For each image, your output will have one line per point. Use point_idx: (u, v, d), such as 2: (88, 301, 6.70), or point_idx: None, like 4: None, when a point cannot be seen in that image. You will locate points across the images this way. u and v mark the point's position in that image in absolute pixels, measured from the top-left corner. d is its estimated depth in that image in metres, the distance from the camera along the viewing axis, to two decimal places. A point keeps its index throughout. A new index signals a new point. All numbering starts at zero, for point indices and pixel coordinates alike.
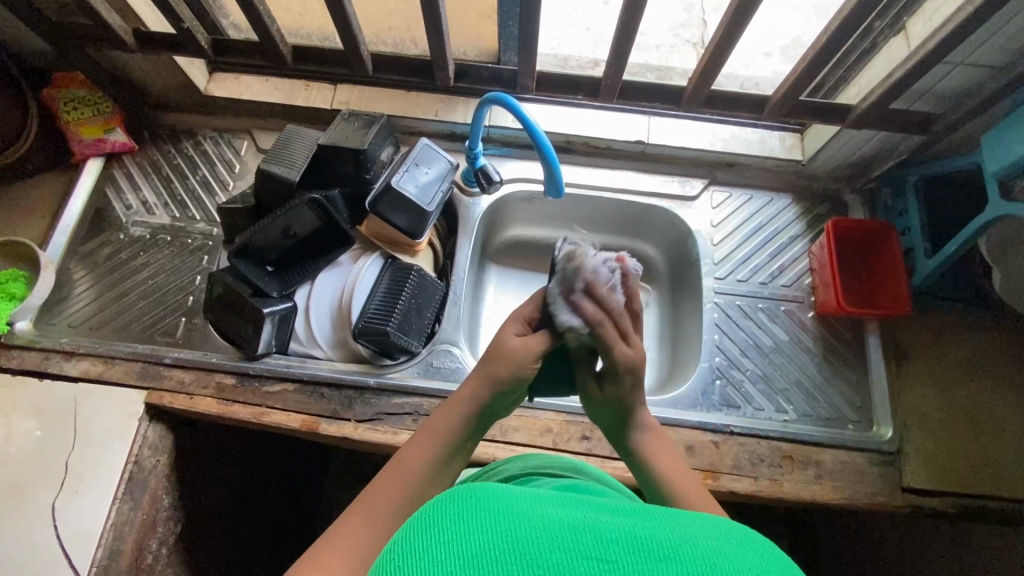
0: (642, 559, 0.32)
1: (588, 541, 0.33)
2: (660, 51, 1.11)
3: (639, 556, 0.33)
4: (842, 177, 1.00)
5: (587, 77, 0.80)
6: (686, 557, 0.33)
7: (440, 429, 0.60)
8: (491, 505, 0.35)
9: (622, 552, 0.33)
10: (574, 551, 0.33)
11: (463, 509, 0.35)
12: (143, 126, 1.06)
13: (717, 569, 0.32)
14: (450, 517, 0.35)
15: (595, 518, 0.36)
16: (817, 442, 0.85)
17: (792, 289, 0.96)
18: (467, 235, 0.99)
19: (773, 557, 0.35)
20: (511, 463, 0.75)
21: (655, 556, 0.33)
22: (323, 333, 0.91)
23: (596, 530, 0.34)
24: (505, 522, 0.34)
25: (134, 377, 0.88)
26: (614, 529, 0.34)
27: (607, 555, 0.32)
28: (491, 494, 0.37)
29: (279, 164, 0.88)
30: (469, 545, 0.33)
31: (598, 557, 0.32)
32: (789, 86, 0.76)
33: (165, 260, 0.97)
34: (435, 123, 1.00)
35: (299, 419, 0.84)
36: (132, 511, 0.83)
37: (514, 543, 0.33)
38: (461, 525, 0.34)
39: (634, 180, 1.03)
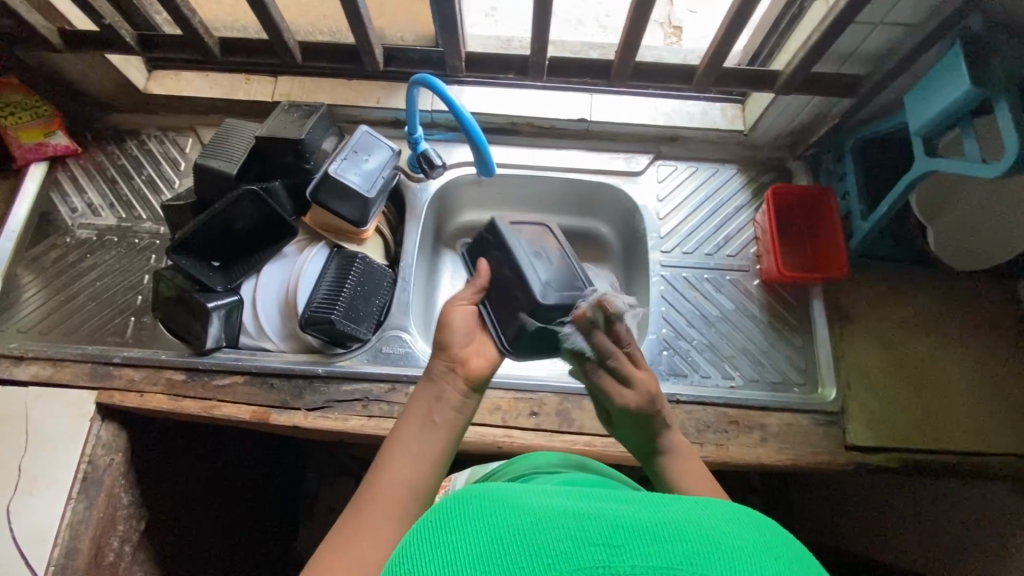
0: (647, 542, 0.33)
1: (593, 527, 0.34)
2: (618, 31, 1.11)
3: (645, 538, 0.34)
4: (784, 145, 1.01)
5: (514, 55, 0.80)
6: (690, 537, 0.34)
7: (419, 412, 0.61)
8: (496, 505, 0.37)
9: (628, 536, 0.34)
10: (581, 538, 0.34)
11: (469, 510, 0.37)
12: (87, 128, 1.06)
13: (722, 547, 0.34)
14: (457, 519, 0.36)
15: (599, 506, 0.37)
16: (762, 407, 0.86)
17: (738, 259, 0.97)
18: (415, 220, 1.00)
19: (778, 538, 0.36)
20: (512, 466, 0.76)
21: (659, 537, 0.34)
22: (272, 324, 0.91)
23: (604, 516, 0.35)
24: (510, 518, 0.35)
25: (84, 378, 0.88)
26: (621, 514, 0.36)
27: (615, 539, 0.34)
28: (497, 494, 0.38)
29: (216, 158, 0.88)
30: (483, 542, 0.34)
31: (604, 542, 0.33)
32: (711, 55, 0.77)
33: (112, 261, 0.97)
34: (377, 110, 1.00)
35: (249, 411, 0.85)
36: (87, 510, 0.83)
37: (523, 535, 0.34)
38: (467, 526, 0.35)
39: (581, 158, 1.03)
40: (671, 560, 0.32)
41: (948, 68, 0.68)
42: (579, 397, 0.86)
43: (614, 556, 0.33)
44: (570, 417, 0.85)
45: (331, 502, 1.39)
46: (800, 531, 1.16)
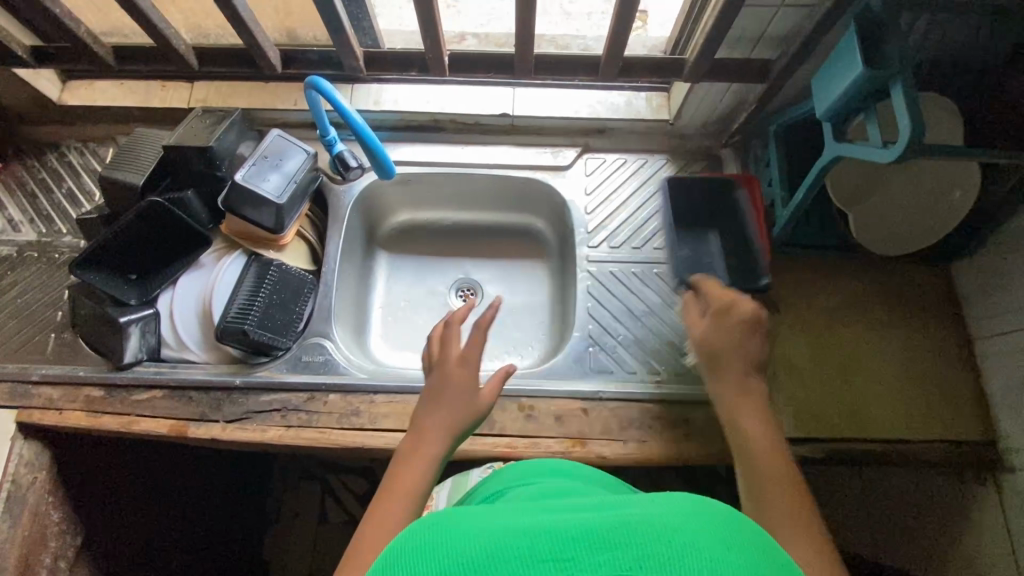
0: (599, 551, 0.33)
1: (542, 543, 0.34)
2: None
3: (595, 548, 0.33)
4: (712, 133, 0.99)
5: (414, 52, 0.79)
6: (640, 540, 0.33)
7: (412, 477, 0.57)
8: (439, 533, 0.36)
9: (580, 548, 0.33)
10: (533, 558, 0.33)
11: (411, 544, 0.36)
12: (6, 142, 1.04)
13: (677, 543, 0.33)
14: (412, 546, 0.36)
15: (554, 518, 0.37)
16: (687, 401, 0.85)
17: (666, 251, 0.95)
18: (338, 224, 0.98)
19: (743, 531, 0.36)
20: (492, 479, 0.73)
21: (611, 545, 0.33)
22: (191, 336, 0.90)
23: (556, 530, 0.35)
24: (461, 543, 0.35)
25: (4, 397, 0.87)
26: (575, 523, 0.35)
27: (565, 554, 0.33)
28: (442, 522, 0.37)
29: (122, 169, 0.86)
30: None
31: (554, 557, 0.33)
32: (611, 44, 0.75)
33: (33, 277, 0.95)
34: (295, 113, 0.99)
35: (168, 425, 0.84)
36: (10, 529, 0.84)
37: (473, 557, 0.34)
38: (420, 553, 0.35)
39: (506, 154, 1.01)
40: (623, 565, 0.32)
41: (843, 51, 0.66)
42: (500, 399, 0.86)
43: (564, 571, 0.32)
44: (492, 419, 0.84)
45: (292, 507, 1.39)
46: None
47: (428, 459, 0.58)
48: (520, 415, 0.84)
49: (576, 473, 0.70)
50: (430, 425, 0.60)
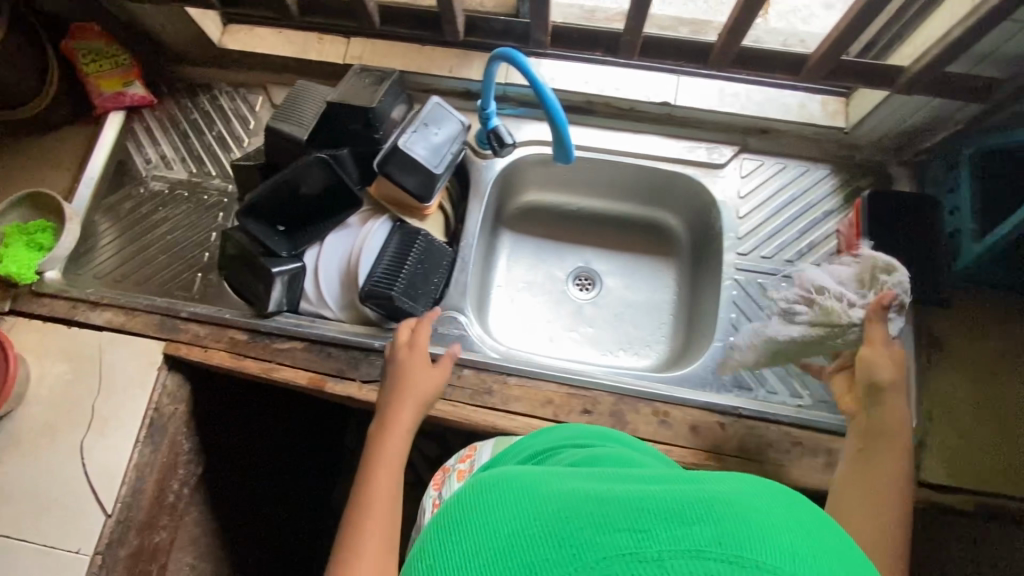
0: (674, 525, 0.31)
1: (613, 514, 0.32)
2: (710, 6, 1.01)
3: (670, 522, 0.31)
4: (888, 148, 0.92)
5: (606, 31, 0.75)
6: (718, 515, 0.31)
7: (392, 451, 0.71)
8: (482, 505, 0.37)
9: (653, 519, 0.31)
10: (601, 524, 0.32)
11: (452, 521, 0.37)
12: (162, 79, 1.06)
13: (758, 527, 0.31)
14: (476, 507, 0.37)
15: (625, 488, 0.35)
16: (831, 430, 0.81)
17: (820, 269, 0.90)
18: (479, 199, 0.97)
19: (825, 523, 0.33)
20: (540, 437, 0.70)
21: (688, 518, 0.31)
22: (332, 293, 0.92)
23: (622, 500, 0.33)
24: (523, 506, 0.35)
25: (154, 328, 0.91)
26: (641, 495, 0.34)
27: (640, 525, 0.31)
28: (490, 493, 0.38)
29: (286, 121, 0.86)
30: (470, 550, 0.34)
31: (627, 528, 0.31)
32: (832, 43, 0.71)
33: (183, 216, 0.99)
34: (449, 80, 0.96)
35: (307, 377, 0.86)
36: (152, 453, 0.88)
37: (519, 533, 0.33)
38: (484, 511, 0.37)
39: (657, 145, 0.96)
40: (700, 542, 0.30)
41: None
42: (635, 400, 0.83)
43: (642, 541, 0.30)
44: (624, 419, 0.82)
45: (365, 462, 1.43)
46: None
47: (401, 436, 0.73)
48: (654, 419, 0.82)
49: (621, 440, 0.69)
50: (402, 407, 0.75)
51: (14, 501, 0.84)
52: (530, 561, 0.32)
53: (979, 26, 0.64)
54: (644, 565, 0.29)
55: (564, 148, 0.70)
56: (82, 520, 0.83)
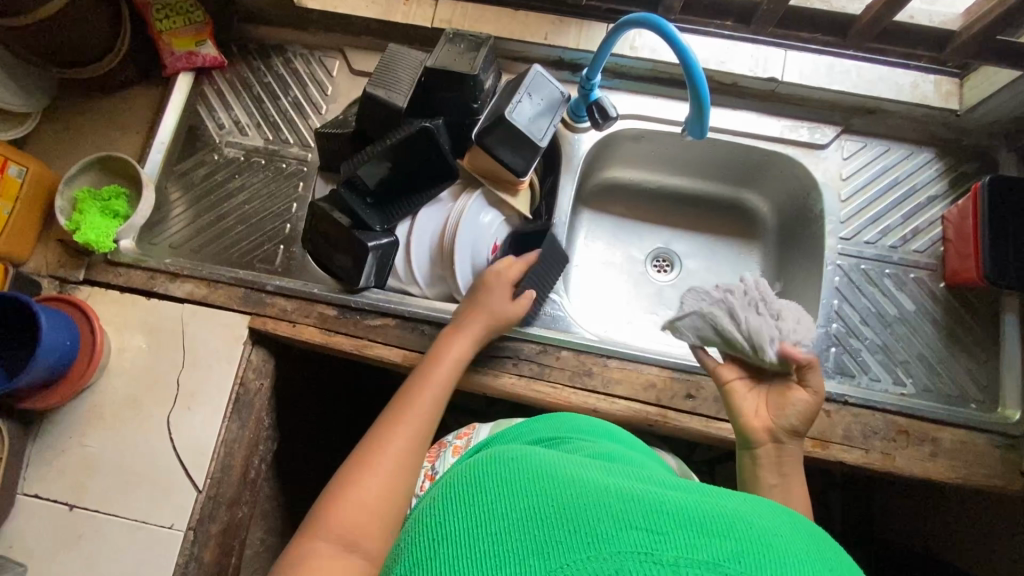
0: (692, 534, 0.37)
1: (637, 514, 0.38)
2: None
3: (686, 529, 0.37)
4: (1000, 132, 0.89)
5: None
6: (733, 534, 0.38)
7: (430, 384, 0.74)
8: (509, 479, 0.43)
9: (672, 525, 0.37)
10: (620, 521, 0.38)
11: (479, 491, 0.43)
12: (233, 39, 1.01)
13: (765, 545, 0.38)
14: (496, 484, 0.43)
15: (648, 491, 0.41)
16: (937, 419, 0.80)
17: (924, 256, 0.88)
18: (570, 173, 0.94)
19: (829, 554, 0.40)
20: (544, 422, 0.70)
21: (706, 529, 0.37)
22: (422, 269, 0.89)
23: (646, 503, 0.39)
24: (545, 489, 0.41)
25: (238, 302, 0.88)
26: (665, 500, 0.40)
27: (660, 528, 0.37)
28: (517, 470, 0.44)
29: (383, 87, 0.82)
30: (500, 514, 0.41)
31: (648, 528, 0.37)
32: None
33: (260, 184, 0.95)
34: (544, 47, 0.92)
35: (401, 355, 0.84)
36: (239, 430, 0.86)
37: (548, 514, 0.39)
38: (505, 489, 0.43)
39: (759, 123, 0.92)
40: (714, 553, 0.36)
41: None
42: None
43: (657, 543, 0.36)
44: None
45: None
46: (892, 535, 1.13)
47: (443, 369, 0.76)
48: None
49: (620, 437, 0.67)
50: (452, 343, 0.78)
51: (102, 474, 0.83)
52: (549, 539, 0.38)
53: None
54: (657, 564, 0.35)
55: (699, 126, 0.67)
56: (173, 495, 0.82)
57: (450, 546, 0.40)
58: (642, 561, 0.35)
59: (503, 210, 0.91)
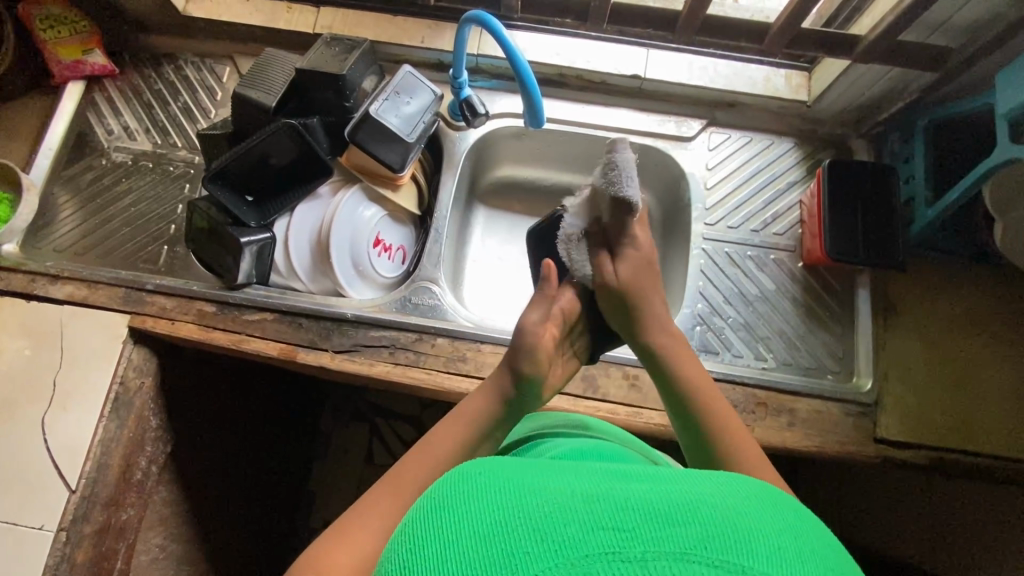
0: (660, 525, 0.30)
1: (602, 510, 0.31)
2: None
3: (657, 522, 0.31)
4: (848, 121, 0.95)
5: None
6: (706, 520, 0.31)
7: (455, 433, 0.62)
8: (478, 492, 0.35)
9: (638, 518, 0.31)
10: (585, 521, 0.31)
11: (446, 514, 0.34)
12: (125, 49, 1.03)
13: (739, 531, 0.31)
14: (461, 499, 0.35)
15: (609, 484, 0.34)
16: (794, 391, 0.84)
17: (784, 238, 0.93)
18: (452, 170, 0.97)
19: (812, 534, 0.34)
20: (522, 425, 0.74)
21: (676, 518, 0.31)
22: (303, 265, 0.92)
23: (612, 497, 0.32)
24: (508, 498, 0.34)
25: (118, 301, 0.89)
26: (633, 492, 0.33)
27: (627, 524, 0.30)
28: (487, 482, 0.36)
29: (254, 88, 0.85)
30: (469, 533, 0.32)
31: (614, 526, 0.30)
32: (796, 12, 0.75)
33: (147, 187, 0.96)
34: (421, 50, 0.96)
35: (277, 348, 0.85)
36: (118, 429, 0.85)
37: (517, 529, 0.31)
38: (474, 498, 0.35)
39: (628, 118, 0.97)
40: (684, 546, 0.29)
41: None
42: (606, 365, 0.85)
43: (625, 539, 0.30)
44: (595, 383, 0.84)
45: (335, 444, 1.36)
46: None
47: (448, 454, 0.60)
48: (625, 383, 0.84)
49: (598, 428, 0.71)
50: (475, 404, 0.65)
51: None
52: (517, 554, 0.30)
53: None
54: (626, 563, 0.29)
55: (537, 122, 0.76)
56: (44, 495, 0.81)
57: (420, 574, 0.32)
58: (612, 563, 0.29)
59: (385, 206, 0.94)
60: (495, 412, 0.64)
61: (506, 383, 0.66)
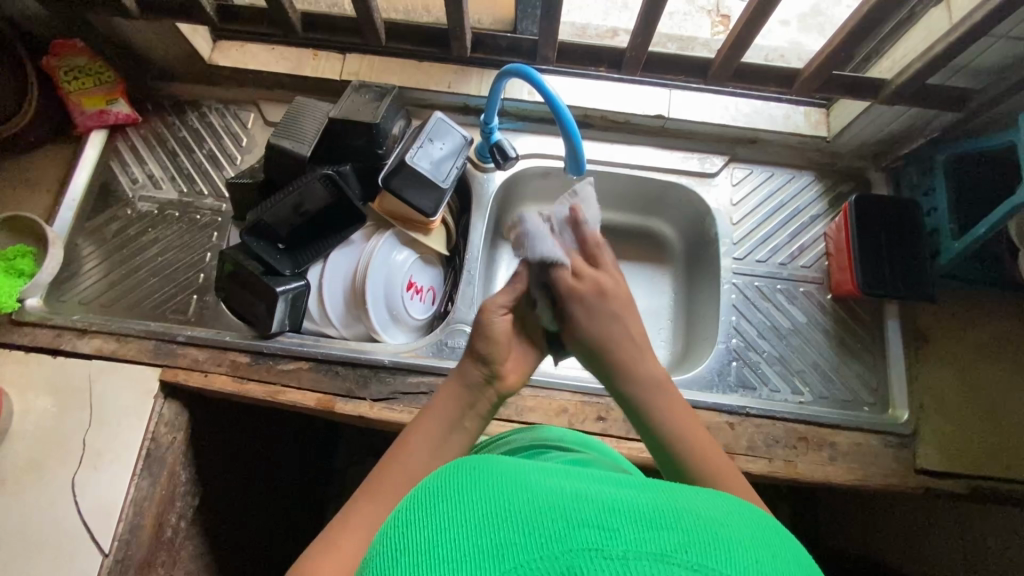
0: (643, 527, 0.29)
1: (589, 508, 0.30)
2: (679, 21, 1.06)
3: (642, 523, 0.29)
4: (868, 155, 0.97)
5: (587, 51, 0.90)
6: (690, 526, 0.30)
7: (424, 426, 0.60)
8: (477, 479, 0.34)
9: (623, 517, 0.30)
10: (571, 518, 0.29)
11: (442, 498, 0.33)
12: (147, 97, 1.03)
13: (725, 538, 0.30)
14: (454, 488, 0.34)
15: (598, 486, 0.33)
16: (833, 424, 0.84)
17: (812, 271, 0.95)
18: (482, 212, 0.98)
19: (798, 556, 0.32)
20: (521, 434, 0.72)
21: (661, 522, 0.30)
22: (336, 310, 0.91)
23: (598, 496, 0.31)
24: (498, 491, 0.32)
25: (149, 355, 0.87)
26: (619, 493, 0.32)
27: (607, 522, 0.29)
28: (486, 470, 0.35)
29: (288, 138, 0.85)
30: (463, 524, 0.31)
31: (598, 525, 0.29)
32: (824, 59, 0.78)
33: (174, 236, 0.96)
34: (448, 95, 0.98)
35: (315, 398, 0.84)
36: (150, 487, 0.83)
37: (504, 520, 0.30)
38: (465, 491, 0.33)
39: (653, 156, 0.99)
40: (665, 548, 0.28)
41: None
42: None
43: (607, 539, 0.29)
44: None
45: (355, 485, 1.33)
46: (830, 544, 1.14)
47: (419, 451, 0.58)
48: None
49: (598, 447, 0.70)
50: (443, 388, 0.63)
51: None
52: (499, 544, 0.29)
53: (961, 43, 0.69)
54: (606, 562, 0.28)
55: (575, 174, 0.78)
56: (77, 562, 0.78)
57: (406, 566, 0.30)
58: (591, 561, 0.28)
59: (417, 249, 0.94)
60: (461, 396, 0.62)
61: (470, 368, 0.64)
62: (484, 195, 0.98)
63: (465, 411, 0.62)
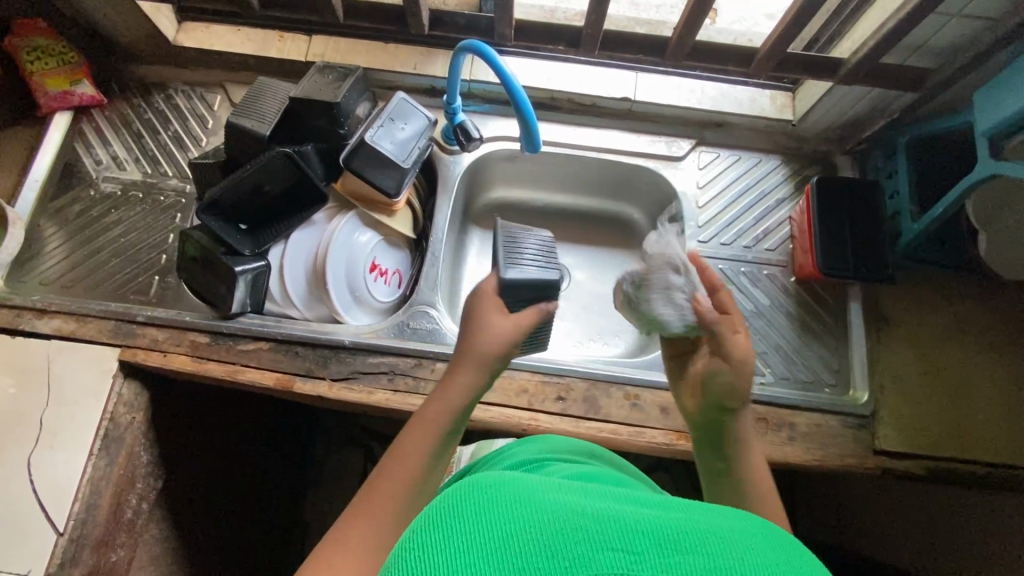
0: (667, 551, 0.30)
1: (612, 532, 0.31)
2: (658, 11, 1.06)
3: (664, 548, 0.30)
4: (833, 138, 0.97)
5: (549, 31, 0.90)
6: (711, 549, 0.31)
7: (417, 437, 0.57)
8: (493, 497, 0.33)
9: (646, 541, 0.31)
10: (598, 542, 0.30)
11: (460, 513, 0.32)
12: (113, 79, 1.03)
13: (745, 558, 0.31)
14: (470, 504, 0.33)
15: (616, 506, 0.34)
16: (793, 405, 0.84)
17: (776, 254, 0.95)
18: (447, 195, 0.97)
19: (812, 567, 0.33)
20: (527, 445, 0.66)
21: (683, 545, 0.31)
22: (297, 291, 0.91)
23: (622, 520, 0.32)
24: (519, 507, 0.32)
25: (108, 335, 0.87)
26: (642, 517, 0.32)
27: (635, 547, 0.30)
28: (501, 485, 0.34)
29: (248, 117, 0.84)
30: (480, 541, 0.30)
31: (624, 548, 0.30)
32: (779, 38, 0.78)
33: (138, 217, 0.95)
34: (413, 76, 0.98)
35: (273, 378, 0.84)
36: (108, 466, 0.83)
37: (529, 542, 0.30)
38: (484, 507, 0.32)
39: (619, 139, 0.99)
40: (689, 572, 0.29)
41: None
42: (607, 385, 0.85)
43: (634, 562, 0.30)
44: (597, 404, 0.84)
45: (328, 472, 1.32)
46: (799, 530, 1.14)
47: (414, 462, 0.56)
48: (625, 403, 0.84)
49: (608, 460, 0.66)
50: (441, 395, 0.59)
51: None
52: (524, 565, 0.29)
53: (911, 20, 0.69)
54: None
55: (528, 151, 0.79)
56: (30, 542, 0.77)
57: None
58: None
59: (381, 231, 0.94)
60: (459, 404, 0.59)
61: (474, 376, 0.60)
62: (449, 177, 0.98)
63: (462, 418, 0.60)
